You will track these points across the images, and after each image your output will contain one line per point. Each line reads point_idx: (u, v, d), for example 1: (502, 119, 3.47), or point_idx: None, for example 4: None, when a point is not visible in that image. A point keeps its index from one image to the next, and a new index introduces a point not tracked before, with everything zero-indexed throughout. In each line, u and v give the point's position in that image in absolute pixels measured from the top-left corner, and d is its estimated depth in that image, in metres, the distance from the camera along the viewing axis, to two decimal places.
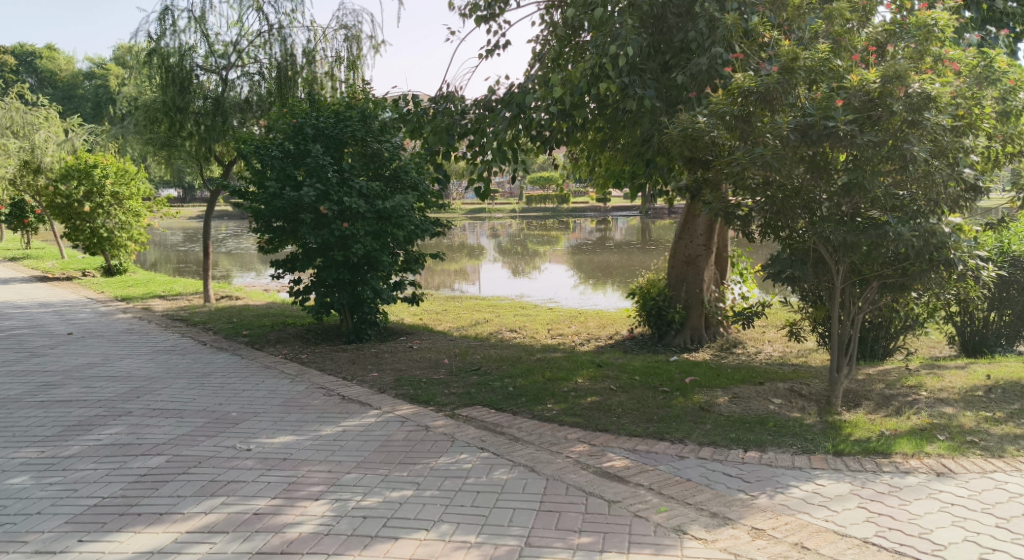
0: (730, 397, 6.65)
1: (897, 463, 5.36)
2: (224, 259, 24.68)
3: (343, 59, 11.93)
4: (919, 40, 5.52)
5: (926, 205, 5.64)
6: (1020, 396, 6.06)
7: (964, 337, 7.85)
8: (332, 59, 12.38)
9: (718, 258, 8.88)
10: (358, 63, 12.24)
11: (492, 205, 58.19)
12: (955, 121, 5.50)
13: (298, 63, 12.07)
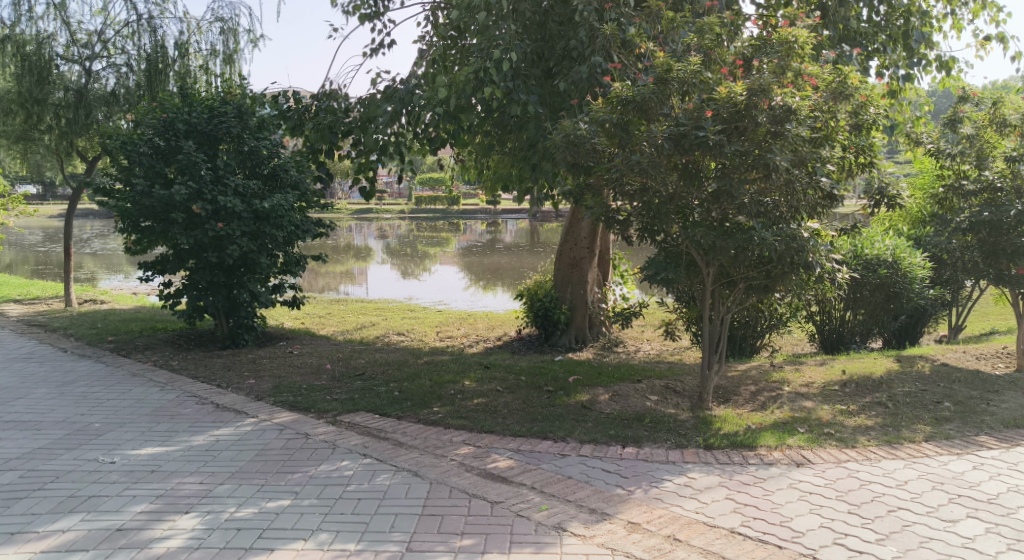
0: (611, 395, 6.82)
1: (762, 455, 5.65)
2: (90, 261, 23.11)
3: (217, 53, 11.49)
4: (782, 56, 5.87)
5: (787, 212, 6.02)
6: (871, 389, 6.52)
7: (823, 335, 8.29)
8: (207, 52, 11.80)
9: (601, 259, 9.19)
10: (234, 58, 11.83)
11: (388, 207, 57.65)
12: (814, 133, 5.86)
13: (170, 55, 11.44)
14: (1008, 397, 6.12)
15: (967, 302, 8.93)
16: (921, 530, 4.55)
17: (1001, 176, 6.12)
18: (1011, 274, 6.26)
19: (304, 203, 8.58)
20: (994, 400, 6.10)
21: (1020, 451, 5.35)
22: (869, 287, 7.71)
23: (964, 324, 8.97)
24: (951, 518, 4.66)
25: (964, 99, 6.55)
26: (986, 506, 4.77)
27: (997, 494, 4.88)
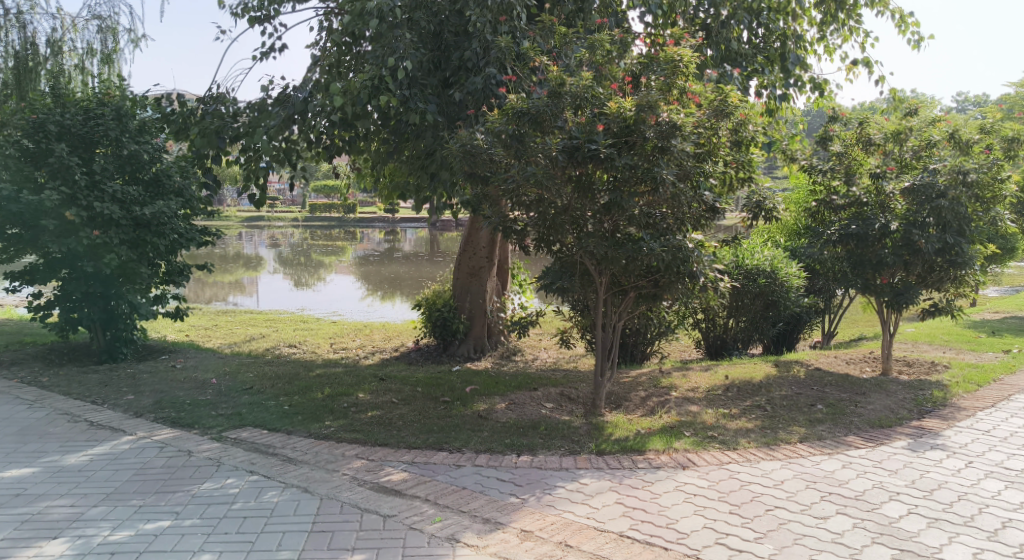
0: (507, 404, 6.86)
1: (650, 459, 5.81)
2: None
3: (94, 52, 10.96)
4: (668, 73, 6.05)
5: (673, 223, 6.22)
6: (751, 393, 6.82)
7: (708, 341, 8.61)
8: (83, 51, 11.25)
9: (500, 268, 9.37)
10: (113, 58, 11.33)
11: (287, 214, 56.32)
12: (698, 148, 6.12)
13: (41, 53, 10.83)
14: (873, 398, 6.51)
15: (838, 309, 9.44)
16: (795, 527, 4.77)
17: (867, 190, 6.08)
18: (877, 285, 6.23)
19: (189, 210, 8.29)
20: (861, 401, 6.48)
21: (885, 450, 5.67)
22: (749, 296, 8.01)
23: (836, 330, 9.50)
24: (822, 515, 4.90)
25: (834, 118, 6.48)
26: (853, 502, 5.04)
27: (863, 491, 5.18)
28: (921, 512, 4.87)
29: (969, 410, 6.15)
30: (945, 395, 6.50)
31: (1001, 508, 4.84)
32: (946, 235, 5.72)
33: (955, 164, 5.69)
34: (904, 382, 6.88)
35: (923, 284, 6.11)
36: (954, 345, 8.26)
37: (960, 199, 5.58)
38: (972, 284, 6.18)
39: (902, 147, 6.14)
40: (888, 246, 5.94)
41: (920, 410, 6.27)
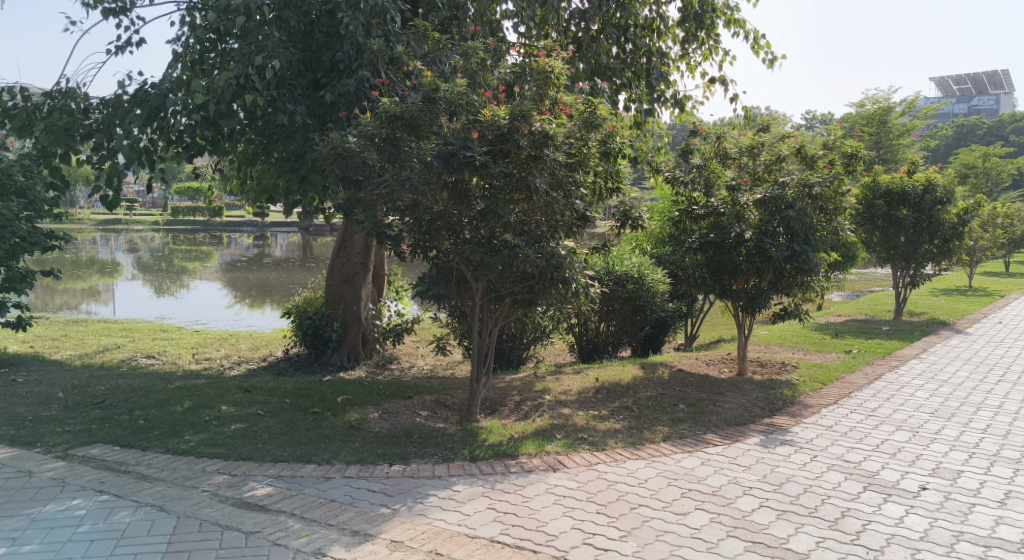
0: (380, 413, 6.76)
1: (522, 463, 5.84)
2: None
3: None
4: (540, 84, 6.15)
5: (547, 230, 6.31)
6: (619, 395, 7.03)
7: (580, 344, 8.84)
8: None
9: (375, 275, 9.40)
10: None
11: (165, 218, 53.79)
12: (569, 158, 6.17)
13: None
14: (730, 398, 6.85)
15: (700, 313, 9.86)
16: (657, 524, 4.91)
17: (725, 201, 6.40)
18: (733, 290, 6.65)
19: (33, 212, 7.78)
20: (720, 401, 6.79)
21: (740, 446, 5.97)
22: (618, 300, 8.28)
23: (697, 332, 10.01)
24: (683, 511, 5.08)
25: (694, 133, 6.79)
26: (711, 498, 5.26)
27: (720, 487, 5.41)
28: (771, 505, 5.12)
29: (814, 407, 6.56)
30: (794, 393, 6.92)
31: (841, 498, 5.15)
32: (793, 244, 6.16)
33: (802, 178, 6.07)
34: (758, 381, 7.29)
35: (775, 288, 6.63)
36: (803, 346, 8.84)
37: (806, 210, 5.98)
38: (817, 290, 6.59)
39: (754, 160, 6.48)
40: (743, 254, 6.37)
41: (772, 408, 6.64)
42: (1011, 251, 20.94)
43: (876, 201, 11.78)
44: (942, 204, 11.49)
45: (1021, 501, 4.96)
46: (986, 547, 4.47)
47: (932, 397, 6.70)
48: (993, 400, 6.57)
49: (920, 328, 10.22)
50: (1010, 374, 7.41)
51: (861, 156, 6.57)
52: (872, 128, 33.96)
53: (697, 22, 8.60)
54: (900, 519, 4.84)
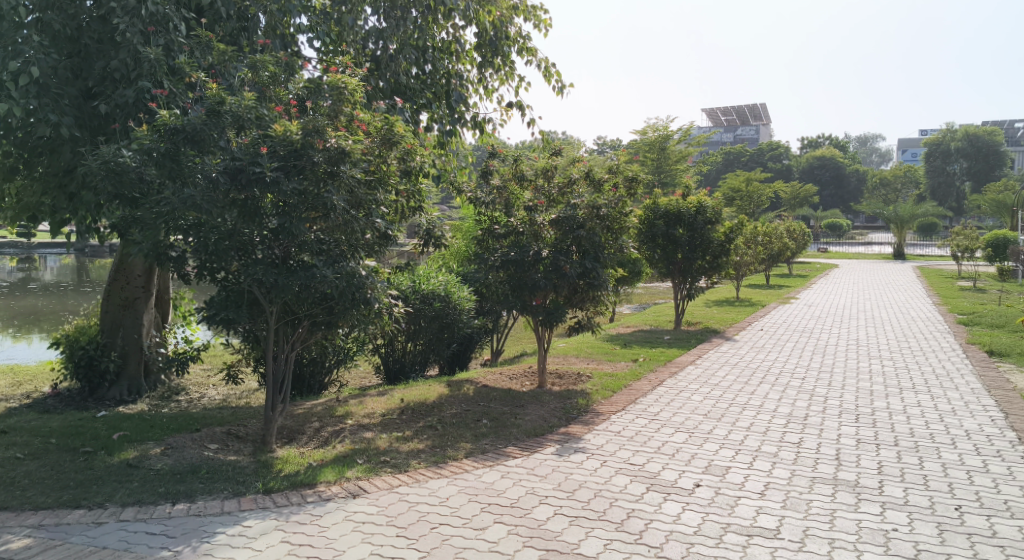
0: (163, 448, 6.32)
1: (320, 492, 5.59)
2: None
3: None
4: (333, 99, 5.90)
5: (346, 249, 6.07)
6: (424, 414, 7.05)
7: (387, 366, 8.80)
8: None
9: (160, 300, 9.15)
10: None
11: None
12: (367, 175, 6.03)
13: None
14: (530, 410, 7.08)
15: (504, 328, 10.36)
16: (457, 541, 4.85)
17: (523, 221, 6.64)
18: (532, 305, 6.85)
19: None
20: (520, 413, 6.99)
21: (537, 458, 6.11)
22: (426, 319, 8.37)
23: (502, 348, 10.33)
24: (482, 526, 5.06)
25: (493, 155, 6.95)
26: (508, 510, 5.31)
27: (518, 498, 5.48)
28: (564, 512, 5.26)
29: (605, 415, 6.94)
30: (587, 402, 7.29)
31: (627, 500, 5.40)
32: (585, 261, 6.54)
33: (591, 200, 6.55)
34: (556, 392, 7.61)
35: (569, 303, 6.99)
36: (597, 356, 9.39)
37: (595, 229, 6.50)
38: (607, 304, 7.12)
39: (548, 182, 6.83)
40: (541, 272, 6.58)
41: (568, 418, 6.93)
42: (768, 267, 23.53)
43: (656, 221, 12.73)
44: (711, 224, 12.71)
45: (777, 490, 5.42)
46: (749, 535, 4.82)
47: (706, 400, 7.33)
48: (755, 400, 7.29)
49: (695, 336, 11.19)
50: (768, 376, 8.29)
51: (641, 180, 6.98)
52: (656, 154, 38.10)
53: (493, 49, 8.74)
54: (678, 516, 5.13)
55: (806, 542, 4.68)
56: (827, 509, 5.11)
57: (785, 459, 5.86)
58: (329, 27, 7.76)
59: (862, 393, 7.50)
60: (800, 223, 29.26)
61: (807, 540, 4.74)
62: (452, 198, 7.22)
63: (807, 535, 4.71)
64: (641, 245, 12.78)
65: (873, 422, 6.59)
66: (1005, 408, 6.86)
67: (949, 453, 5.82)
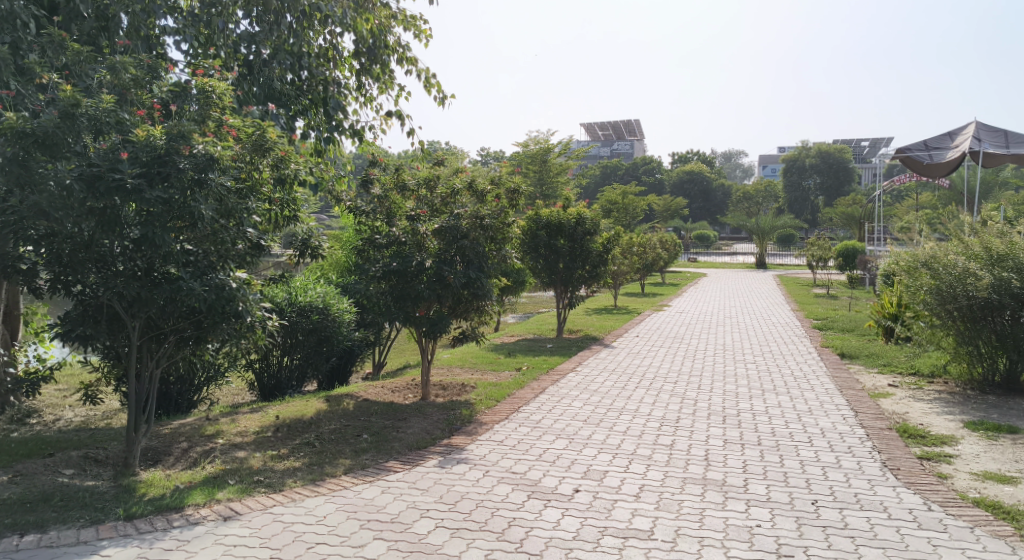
0: (9, 476, 5.82)
1: (187, 516, 5.25)
2: None
3: None
4: (201, 104, 5.80)
5: (216, 260, 5.81)
6: (301, 431, 6.83)
7: (261, 382, 8.61)
8: None
9: (7, 317, 8.59)
10: None
11: None
12: (238, 183, 5.83)
13: None
14: (412, 422, 7.01)
15: (385, 342, 10.65)
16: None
17: (405, 231, 6.60)
18: (415, 316, 6.76)
19: None
20: (402, 427, 6.90)
21: (419, 471, 5.96)
22: (303, 332, 8.38)
23: (384, 361, 10.58)
24: (360, 543, 4.84)
25: (373, 164, 6.89)
26: (388, 525, 5.10)
27: (398, 513, 5.29)
28: (446, 524, 5.12)
29: (487, 424, 6.96)
30: (470, 412, 7.30)
31: (508, 509, 5.33)
32: (469, 271, 6.57)
33: (474, 210, 6.61)
34: (439, 404, 7.58)
35: (454, 313, 7.00)
36: (480, 366, 9.46)
37: (478, 239, 6.54)
38: (491, 313, 7.25)
39: (431, 193, 6.85)
40: (424, 281, 6.55)
41: (451, 429, 6.90)
42: (644, 276, 24.52)
43: (538, 231, 12.97)
44: (589, 234, 13.11)
45: (651, 492, 5.56)
46: (624, 538, 4.89)
47: (585, 406, 7.50)
48: (631, 404, 7.52)
49: (576, 344, 11.47)
50: (643, 381, 8.58)
51: (522, 193, 7.12)
52: (537, 167, 38.83)
53: (371, 57, 8.67)
54: (558, 522, 5.13)
55: (678, 541, 4.82)
56: (696, 509, 5.29)
57: (658, 461, 6.04)
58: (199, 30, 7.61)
59: (730, 395, 7.90)
60: (672, 235, 30.61)
61: (678, 539, 4.87)
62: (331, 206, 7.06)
63: (678, 535, 4.84)
64: (524, 255, 12.97)
65: (738, 422, 6.93)
66: (854, 407, 7.36)
67: (806, 450, 6.18)
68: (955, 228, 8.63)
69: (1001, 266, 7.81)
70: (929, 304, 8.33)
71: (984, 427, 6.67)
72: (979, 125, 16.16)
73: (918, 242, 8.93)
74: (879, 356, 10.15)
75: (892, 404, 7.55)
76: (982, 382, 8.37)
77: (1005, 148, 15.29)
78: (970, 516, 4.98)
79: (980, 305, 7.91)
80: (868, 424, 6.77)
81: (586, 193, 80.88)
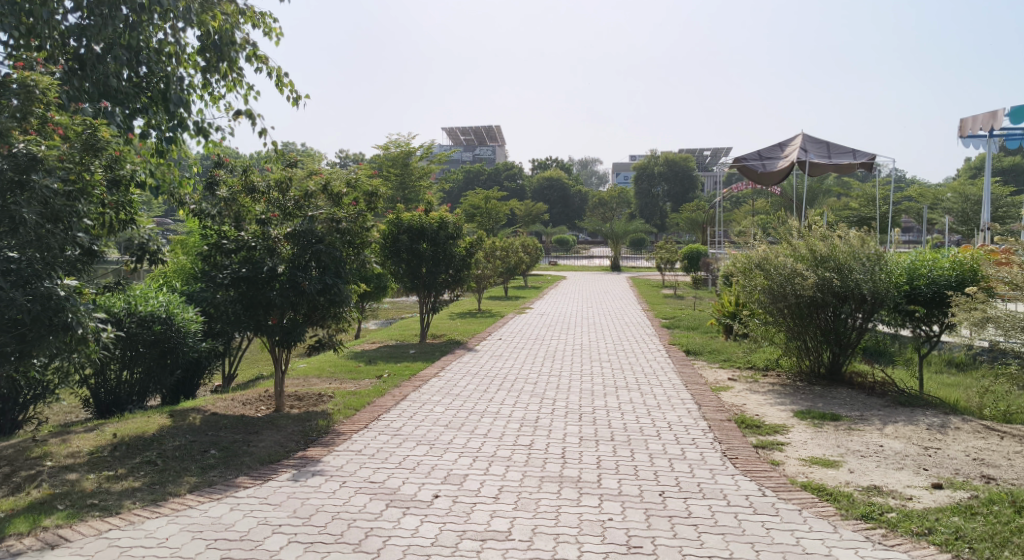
0: None
1: (7, 547, 4.73)
2: None
3: None
4: (22, 99, 5.19)
5: (42, 267, 5.20)
6: (141, 449, 6.44)
7: (97, 398, 8.32)
8: None
9: None
10: None
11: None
12: (66, 185, 5.43)
13: None
14: (265, 436, 6.76)
15: (235, 353, 10.59)
16: None
17: (255, 236, 6.71)
18: (268, 325, 6.90)
19: None
20: (253, 441, 6.64)
21: (271, 485, 5.72)
22: (144, 344, 8.08)
23: (234, 372, 10.54)
24: None
25: (219, 164, 7.01)
26: (237, 544, 4.80)
27: (248, 530, 5.01)
28: (299, 538, 4.88)
29: (345, 434, 6.82)
30: (328, 423, 7.14)
31: (365, 519, 5.16)
32: (324, 277, 6.79)
33: (329, 214, 6.91)
34: (294, 415, 7.38)
35: (309, 321, 7.13)
36: (339, 376, 9.29)
37: (334, 243, 6.79)
38: (348, 320, 7.41)
39: (283, 196, 6.98)
40: (277, 288, 6.68)
41: (306, 440, 6.71)
42: (507, 279, 24.90)
43: (400, 235, 12.95)
44: (453, 238, 13.30)
45: (510, 493, 5.58)
46: (482, 540, 4.85)
47: (447, 411, 7.52)
48: (492, 407, 7.62)
49: (439, 348, 11.51)
50: (504, 383, 8.72)
51: (380, 196, 7.55)
52: (398, 170, 38.64)
53: (217, 54, 8.16)
54: (416, 529, 5.00)
55: (534, 540, 4.84)
56: (553, 506, 5.36)
57: (517, 462, 6.12)
58: (19, 20, 6.81)
59: (586, 393, 8.17)
60: (533, 240, 31.30)
61: (534, 538, 4.90)
62: (174, 210, 7.12)
63: (535, 533, 4.87)
64: (385, 260, 12.85)
65: (593, 420, 7.15)
66: (698, 400, 7.80)
67: (655, 443, 6.48)
68: (784, 231, 9.13)
69: (824, 267, 8.51)
70: (764, 303, 8.93)
71: (811, 416, 7.25)
72: (805, 137, 17.59)
73: (752, 244, 9.40)
74: (720, 352, 10.94)
75: (732, 397, 8.09)
76: (809, 374, 9.16)
77: (829, 158, 16.82)
78: (798, 499, 5.36)
79: (807, 302, 8.58)
80: (711, 416, 7.19)
81: (450, 196, 80.83)
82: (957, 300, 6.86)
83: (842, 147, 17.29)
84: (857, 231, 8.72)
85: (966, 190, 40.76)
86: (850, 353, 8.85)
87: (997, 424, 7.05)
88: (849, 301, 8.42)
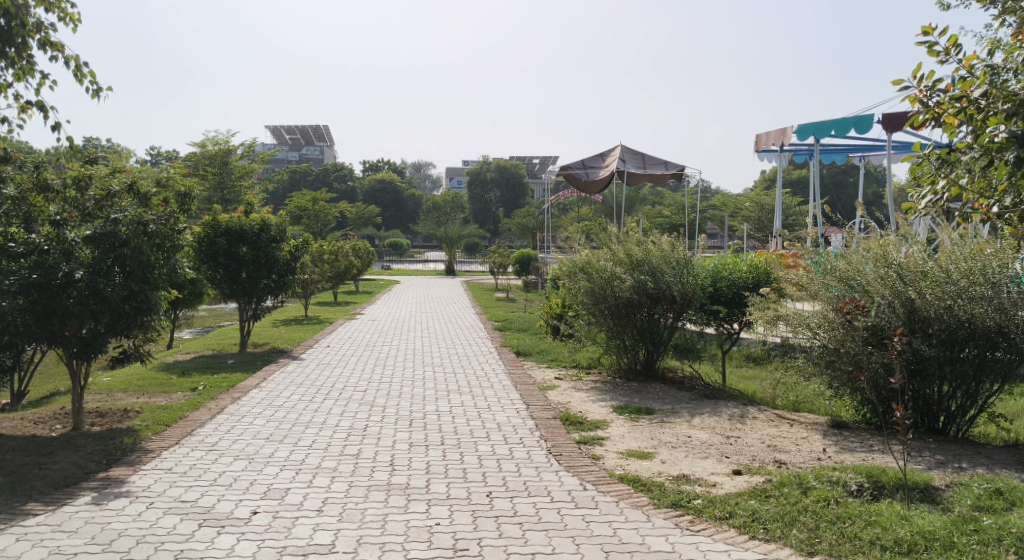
0: None
1: None
2: None
3: None
4: None
5: None
6: None
7: None
8: None
9: None
10: None
11: None
12: None
13: None
14: (60, 457, 6.20)
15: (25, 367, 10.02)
16: None
17: (48, 238, 6.52)
18: (63, 337, 6.51)
19: None
20: (46, 463, 6.08)
21: (66, 511, 5.24)
22: None
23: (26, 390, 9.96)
24: None
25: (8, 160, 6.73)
26: None
27: None
28: None
29: (154, 451, 6.40)
30: (134, 440, 6.67)
31: (174, 541, 4.80)
32: (129, 283, 6.63)
33: (135, 215, 6.76)
34: (94, 433, 6.84)
35: (112, 331, 6.95)
36: (148, 390, 8.72)
37: (141, 247, 6.62)
38: (157, 329, 7.53)
39: (81, 195, 6.84)
40: (74, 295, 6.35)
41: (109, 460, 6.23)
42: (336, 284, 24.42)
43: (216, 238, 12.43)
44: (274, 242, 12.94)
45: (334, 505, 5.42)
46: (304, 555, 4.63)
47: (268, 423, 7.25)
48: (319, 417, 7.43)
49: (261, 357, 11.10)
50: (333, 391, 8.55)
51: (193, 198, 7.76)
52: (215, 168, 37.30)
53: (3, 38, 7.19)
54: (231, 548, 4.71)
55: (359, 550, 4.69)
56: (379, 515, 5.26)
57: (343, 473, 5.99)
58: None
59: (417, 399, 8.16)
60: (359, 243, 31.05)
61: (359, 548, 4.75)
62: None
63: (359, 544, 4.72)
64: (200, 264, 12.32)
65: (423, 425, 7.17)
66: (526, 400, 8.03)
67: (483, 445, 6.58)
68: (605, 237, 9.50)
69: (639, 270, 9.02)
70: (585, 305, 9.33)
71: (627, 411, 7.66)
72: (624, 148, 18.55)
73: (575, 249, 9.85)
74: (547, 352, 11.31)
75: (558, 394, 8.39)
76: (627, 370, 9.67)
77: (642, 169, 17.76)
78: (615, 491, 5.61)
79: (623, 303, 9.08)
80: (536, 416, 7.42)
81: (276, 196, 77.00)
82: (754, 301, 7.71)
83: (655, 158, 18.38)
84: (668, 237, 9.28)
85: (762, 198, 45.21)
86: (662, 350, 9.45)
87: (787, 413, 7.77)
88: (661, 302, 9.00)
